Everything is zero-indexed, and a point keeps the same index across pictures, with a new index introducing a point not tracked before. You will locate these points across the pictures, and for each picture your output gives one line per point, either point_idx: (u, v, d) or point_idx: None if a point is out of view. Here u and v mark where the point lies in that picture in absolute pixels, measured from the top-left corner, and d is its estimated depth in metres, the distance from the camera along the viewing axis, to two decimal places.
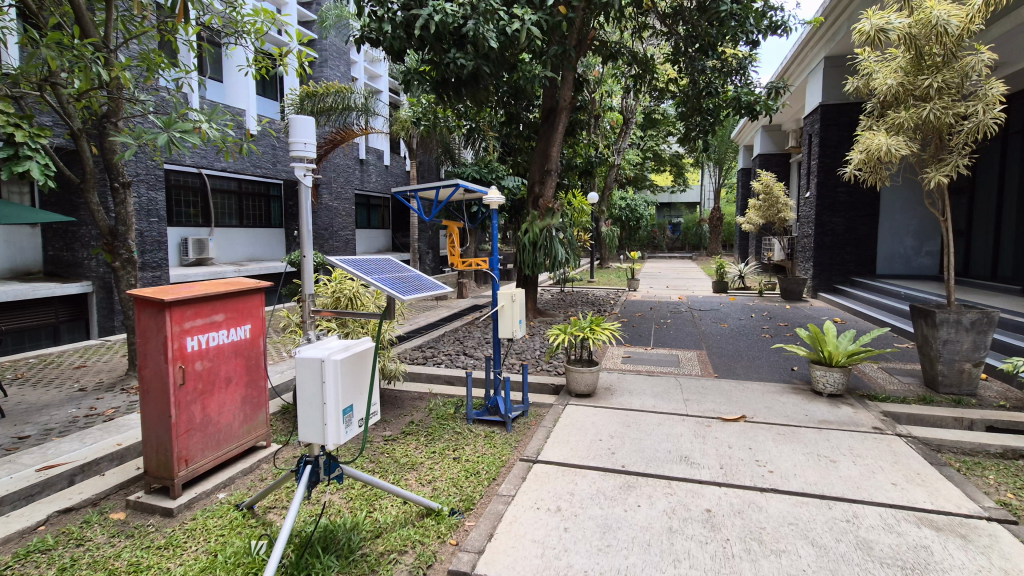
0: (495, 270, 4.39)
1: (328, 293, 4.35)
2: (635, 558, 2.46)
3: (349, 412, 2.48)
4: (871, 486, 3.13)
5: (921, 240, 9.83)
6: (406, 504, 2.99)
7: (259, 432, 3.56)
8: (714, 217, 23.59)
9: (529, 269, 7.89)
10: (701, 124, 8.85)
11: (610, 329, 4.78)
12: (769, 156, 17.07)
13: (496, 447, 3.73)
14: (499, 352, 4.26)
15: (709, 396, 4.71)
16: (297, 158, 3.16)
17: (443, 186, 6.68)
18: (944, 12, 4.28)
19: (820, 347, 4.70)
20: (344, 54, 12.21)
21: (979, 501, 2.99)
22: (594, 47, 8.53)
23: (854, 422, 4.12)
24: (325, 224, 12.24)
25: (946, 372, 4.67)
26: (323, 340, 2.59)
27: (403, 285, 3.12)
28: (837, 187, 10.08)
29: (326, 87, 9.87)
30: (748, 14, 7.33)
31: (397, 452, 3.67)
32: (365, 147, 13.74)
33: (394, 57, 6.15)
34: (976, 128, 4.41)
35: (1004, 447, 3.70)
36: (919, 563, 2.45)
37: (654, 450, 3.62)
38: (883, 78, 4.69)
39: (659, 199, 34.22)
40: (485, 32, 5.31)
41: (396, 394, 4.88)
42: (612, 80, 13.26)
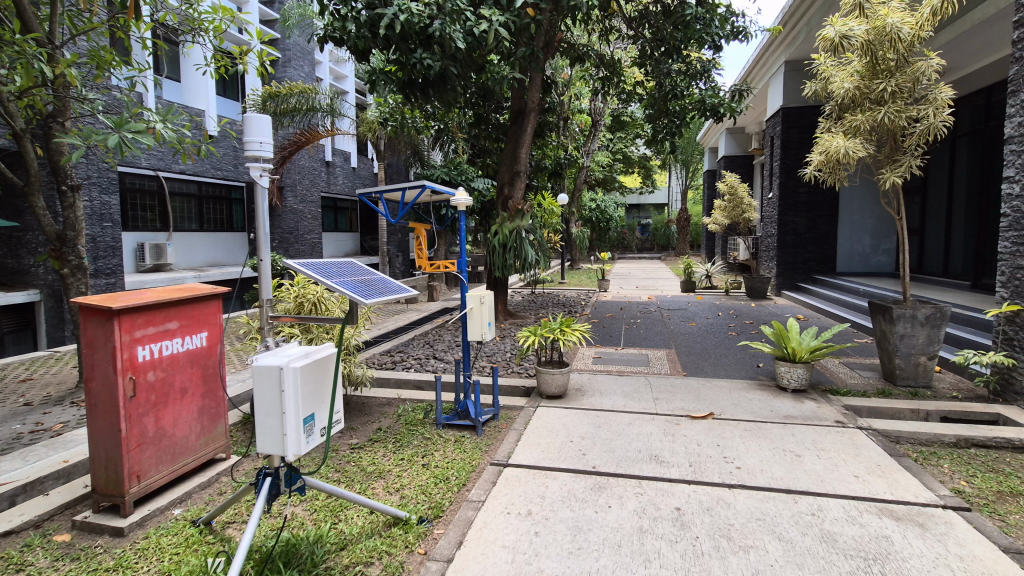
0: (463, 273, 4.30)
1: (291, 298, 4.21)
2: (606, 560, 2.45)
3: (310, 421, 2.39)
4: (835, 479, 3.19)
5: (878, 238, 10.19)
6: (373, 514, 2.91)
7: (218, 444, 3.42)
8: (682, 217, 24.12)
9: (499, 271, 7.86)
10: (668, 126, 8.96)
11: (580, 330, 4.78)
12: (734, 158, 17.52)
13: (466, 452, 3.67)
14: (469, 354, 4.17)
15: (678, 394, 4.76)
16: (252, 158, 3.01)
17: (410, 187, 6.58)
18: (897, 19, 4.44)
19: (784, 343, 4.79)
20: (308, 55, 11.99)
21: (936, 489, 3.09)
22: (562, 48, 8.52)
23: (818, 417, 4.21)
24: (290, 227, 12.01)
25: (903, 366, 4.83)
26: (282, 347, 2.50)
27: (365, 289, 2.99)
28: (798, 188, 10.38)
29: (289, 87, 9.63)
30: (712, 17, 7.50)
31: (364, 460, 3.58)
32: (331, 148, 13.52)
33: (359, 57, 6.04)
34: (927, 131, 4.59)
35: (957, 437, 3.83)
36: (881, 553, 2.50)
37: (625, 450, 3.62)
38: (840, 81, 4.82)
39: (628, 200, 34.63)
40: (451, 33, 5.26)
41: (364, 401, 4.77)
42: (580, 83, 13.38)
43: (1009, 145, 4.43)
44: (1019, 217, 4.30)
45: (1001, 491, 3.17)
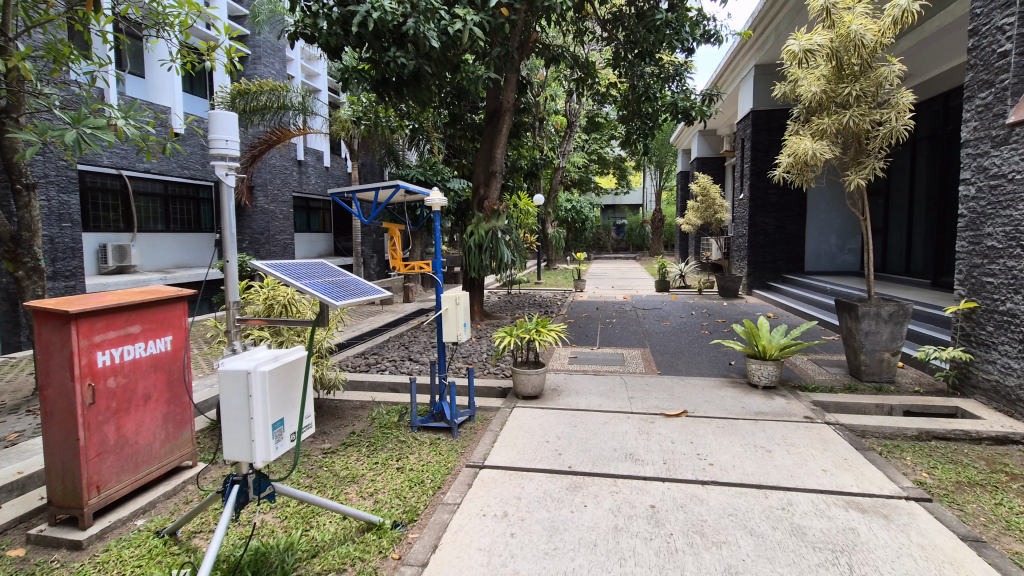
0: (437, 274, 4.25)
1: (260, 300, 4.11)
2: (581, 559, 2.45)
3: (279, 426, 2.34)
4: (804, 474, 3.26)
5: (844, 238, 10.50)
6: (346, 520, 2.85)
7: (184, 451, 3.31)
8: (656, 218, 24.49)
9: (475, 272, 7.83)
10: (641, 128, 9.07)
11: (556, 330, 4.79)
12: (706, 160, 17.84)
13: (442, 454, 3.64)
14: (444, 356, 4.13)
15: (652, 393, 4.81)
16: (218, 157, 2.92)
17: (384, 187, 6.49)
18: (860, 26, 4.57)
19: (755, 341, 4.89)
20: (278, 52, 11.76)
21: (899, 481, 3.19)
22: (537, 49, 8.53)
23: (788, 413, 4.30)
24: (261, 227, 11.76)
25: (868, 362, 4.97)
26: (249, 351, 2.43)
27: (337, 290, 2.92)
28: (768, 189, 10.61)
29: (259, 85, 9.41)
30: (683, 22, 7.64)
31: (336, 465, 3.51)
32: (303, 147, 13.30)
33: (331, 54, 5.93)
34: (890, 134, 4.75)
35: (919, 430, 3.96)
36: (848, 545, 2.56)
37: (600, 449, 3.64)
38: (808, 85, 4.94)
39: (603, 200, 34.93)
40: (425, 31, 5.21)
41: (337, 404, 4.69)
42: (555, 84, 13.46)
43: (966, 148, 4.60)
44: (975, 218, 4.47)
45: (960, 481, 3.29)
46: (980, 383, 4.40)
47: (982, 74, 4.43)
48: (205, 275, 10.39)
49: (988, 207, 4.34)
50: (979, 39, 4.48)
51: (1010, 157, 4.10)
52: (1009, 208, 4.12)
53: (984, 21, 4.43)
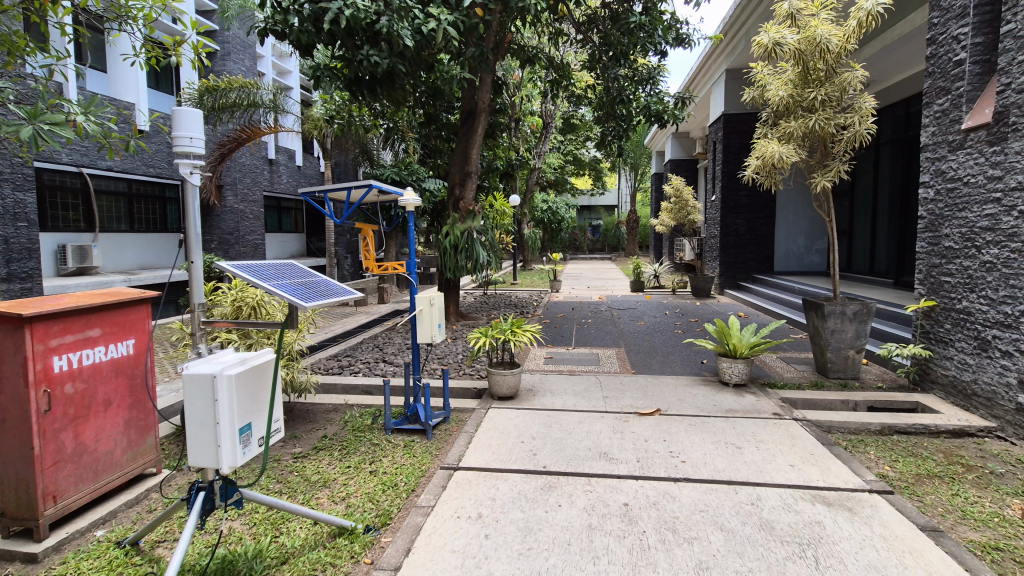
0: (411, 275, 4.21)
1: (228, 302, 4.01)
2: (555, 559, 2.45)
3: (246, 431, 2.28)
4: (773, 469, 3.34)
5: (811, 239, 10.81)
6: (316, 525, 2.80)
7: (148, 458, 3.21)
8: (632, 219, 24.79)
9: (450, 273, 7.79)
10: (616, 129, 9.16)
11: (531, 331, 4.80)
12: (679, 162, 18.12)
13: (416, 457, 3.61)
14: (419, 358, 4.09)
15: (626, 392, 4.85)
16: (181, 154, 2.83)
17: (356, 186, 6.39)
18: (826, 31, 4.70)
19: (726, 340, 4.99)
20: (248, 48, 11.52)
21: (863, 475, 3.29)
22: (513, 50, 8.54)
23: (757, 410, 4.40)
24: (230, 227, 11.49)
25: (834, 359, 5.11)
26: (215, 355, 2.36)
27: (307, 292, 2.84)
28: (738, 191, 10.84)
29: (229, 82, 9.19)
30: (656, 25, 7.74)
31: (307, 469, 3.45)
32: (274, 146, 13.06)
33: (303, 51, 5.82)
34: (853, 138, 4.91)
35: (882, 425, 4.09)
36: (814, 538, 2.63)
37: (575, 448, 3.66)
38: (775, 89, 5.07)
39: (579, 202, 35.19)
40: (400, 30, 5.15)
41: (308, 408, 4.61)
42: (531, 86, 13.51)
43: (925, 152, 4.77)
44: (934, 219, 4.64)
45: (920, 474, 3.42)
46: (939, 379, 4.58)
47: (940, 81, 4.61)
48: (169, 276, 10.11)
49: (945, 209, 4.51)
50: (936, 48, 4.66)
51: (966, 161, 4.27)
52: (965, 210, 4.29)
53: (940, 30, 4.61)
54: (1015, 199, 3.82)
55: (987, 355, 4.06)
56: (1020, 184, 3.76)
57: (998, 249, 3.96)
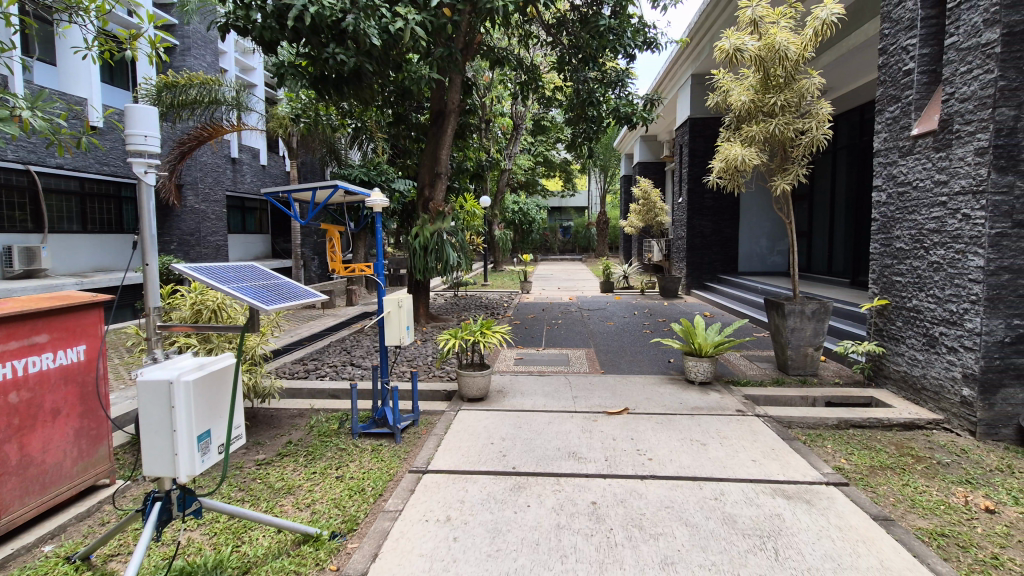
0: (379, 276, 4.16)
1: (187, 306, 3.90)
2: (524, 559, 2.46)
3: (205, 438, 2.21)
4: (736, 464, 3.43)
5: (773, 241, 11.16)
6: (280, 533, 2.74)
7: (101, 468, 3.08)
8: (601, 220, 25.10)
9: (420, 274, 7.73)
10: (586, 131, 9.24)
11: (500, 333, 4.80)
12: (647, 164, 18.43)
13: (384, 461, 3.57)
14: (387, 360, 4.05)
15: (596, 392, 4.91)
16: (135, 153, 2.71)
17: (322, 187, 6.28)
18: (785, 39, 4.86)
19: (692, 339, 5.10)
20: (209, 44, 11.18)
21: (821, 468, 3.41)
22: (482, 51, 8.55)
23: (722, 407, 4.51)
24: (191, 228, 11.14)
25: (794, 356, 5.29)
26: (173, 360, 2.29)
27: (268, 294, 2.76)
28: (704, 193, 11.09)
29: (188, 78, 8.90)
30: (625, 29, 7.85)
31: (271, 476, 3.37)
32: (236, 144, 12.73)
33: (266, 48, 5.68)
34: (811, 142, 5.09)
35: (839, 420, 4.25)
36: (774, 530, 2.71)
37: (544, 448, 3.68)
38: (738, 94, 5.20)
39: (550, 203, 35.35)
40: (366, 28, 5.08)
41: (273, 413, 4.51)
42: (501, 87, 13.54)
43: (878, 157, 4.98)
44: (885, 221, 4.85)
45: (874, 466, 3.56)
46: (892, 374, 4.79)
47: (891, 89, 4.81)
48: (122, 278, 9.71)
49: (897, 211, 4.71)
50: (887, 58, 4.88)
51: (915, 166, 4.47)
52: (914, 212, 4.49)
53: (891, 41, 4.83)
54: (959, 203, 4.01)
55: (935, 351, 4.26)
56: (964, 189, 3.95)
57: (944, 250, 4.16)
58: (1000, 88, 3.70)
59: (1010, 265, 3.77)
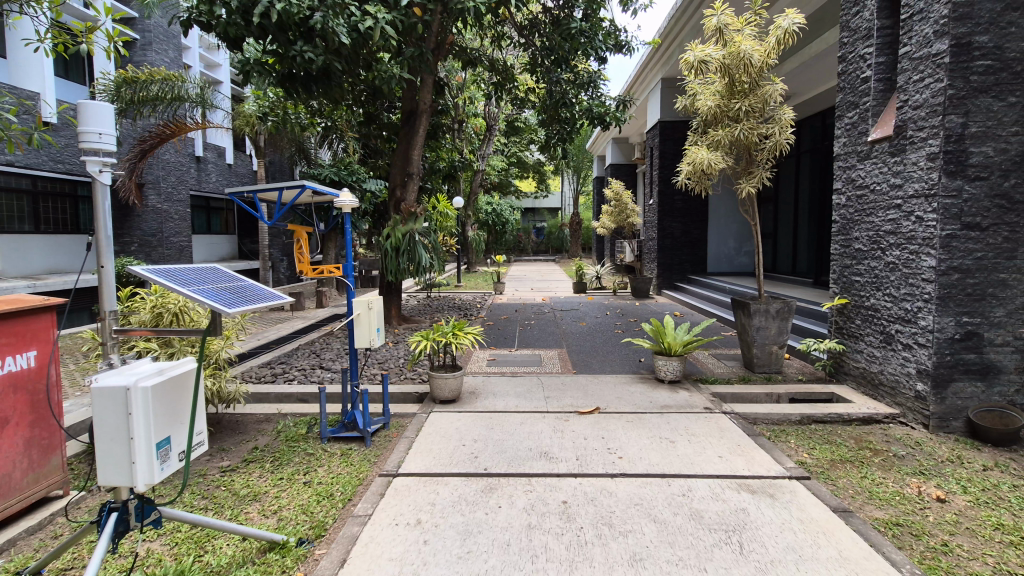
0: (349, 278, 4.10)
1: (147, 309, 3.80)
2: (495, 560, 2.47)
3: (165, 445, 2.14)
4: (703, 461, 3.51)
5: (741, 242, 11.45)
6: (245, 541, 2.68)
7: (54, 479, 2.96)
8: (575, 221, 25.32)
9: (392, 275, 7.66)
10: (560, 132, 9.29)
11: (472, 334, 4.80)
12: (620, 166, 18.68)
13: (353, 465, 3.52)
14: (357, 363, 3.99)
15: (568, 392, 4.95)
16: (87, 151, 2.60)
17: (289, 186, 6.15)
18: (749, 46, 4.98)
19: (661, 338, 5.19)
20: (172, 38, 10.85)
21: (784, 462, 3.51)
22: (455, 51, 8.53)
23: (690, 404, 4.61)
24: (153, 228, 10.79)
25: (759, 354, 5.43)
26: (130, 365, 2.21)
27: (230, 297, 2.69)
28: (674, 195, 11.29)
29: (150, 73, 8.62)
30: (596, 31, 7.91)
31: (236, 483, 3.29)
32: (201, 142, 12.41)
33: (231, 44, 5.55)
34: (775, 147, 5.25)
35: (801, 415, 4.39)
36: (739, 524, 2.78)
37: (516, 449, 3.69)
38: (704, 100, 5.30)
39: (524, 203, 35.46)
40: (335, 26, 5.01)
41: (238, 418, 4.40)
42: (474, 87, 13.53)
43: (838, 161, 5.16)
44: (845, 223, 5.03)
45: (834, 459, 3.68)
46: (851, 370, 4.96)
47: (849, 96, 4.99)
48: (75, 281, 9.32)
49: (856, 213, 4.89)
50: (846, 65, 5.05)
51: (872, 170, 4.65)
52: (872, 215, 4.67)
53: (850, 49, 5.00)
54: (913, 206, 4.19)
55: (892, 347, 4.44)
56: (917, 193, 4.13)
57: (899, 251, 4.34)
58: (949, 96, 3.87)
59: (959, 265, 3.95)
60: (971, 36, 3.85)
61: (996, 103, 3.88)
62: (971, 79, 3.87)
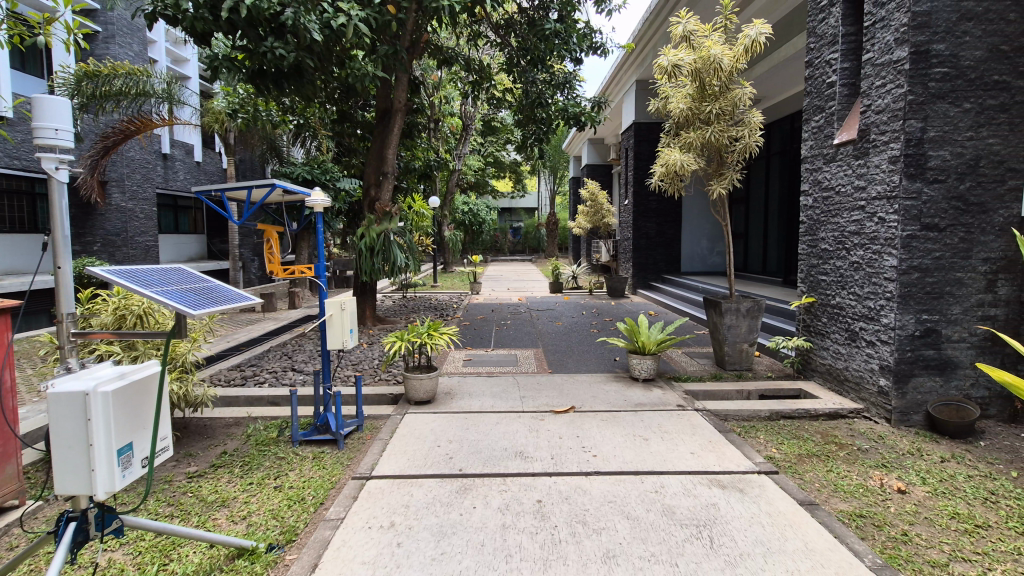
0: (321, 278, 4.04)
1: (109, 312, 3.70)
2: (469, 561, 2.46)
3: (127, 452, 2.08)
4: (676, 458, 3.56)
5: (713, 242, 11.67)
6: (212, 548, 2.62)
7: (9, 488, 2.85)
8: (552, 221, 25.44)
9: (367, 276, 7.57)
10: (536, 133, 9.31)
11: (448, 334, 4.77)
12: (595, 166, 18.84)
13: (326, 468, 3.47)
14: (329, 365, 3.93)
15: (543, 391, 4.97)
16: (43, 148, 2.48)
17: (257, 185, 5.95)
18: (718, 51, 5.08)
19: (635, 338, 5.25)
20: (136, 32, 10.53)
21: (753, 458, 3.59)
22: (430, 50, 8.47)
23: (664, 402, 4.68)
24: (117, 228, 10.48)
25: (731, 352, 5.54)
26: (89, 369, 2.13)
27: (196, 298, 2.61)
28: (648, 196, 11.43)
29: (113, 67, 8.35)
30: (571, 33, 7.95)
31: (203, 489, 3.21)
32: (168, 139, 12.08)
33: (198, 39, 5.41)
34: (744, 149, 5.37)
35: (770, 411, 4.49)
36: (709, 519, 2.84)
37: (491, 449, 3.69)
38: (676, 102, 5.39)
39: (500, 203, 35.42)
40: (306, 23, 4.92)
41: (206, 423, 4.30)
42: (450, 86, 13.46)
43: (805, 164, 5.29)
44: (812, 224, 5.17)
45: (801, 454, 3.78)
46: (818, 367, 5.10)
47: (816, 100, 5.13)
48: (30, 283, 8.94)
49: (822, 214, 5.03)
50: (813, 70, 5.19)
51: (837, 172, 4.79)
52: (837, 216, 4.81)
53: (816, 54, 5.14)
54: (876, 207, 4.33)
55: (856, 344, 4.58)
56: (879, 195, 4.27)
57: (863, 251, 4.47)
58: (909, 102, 4.02)
59: (919, 264, 4.10)
60: (928, 45, 4.00)
61: (952, 109, 4.04)
62: (929, 86, 4.02)
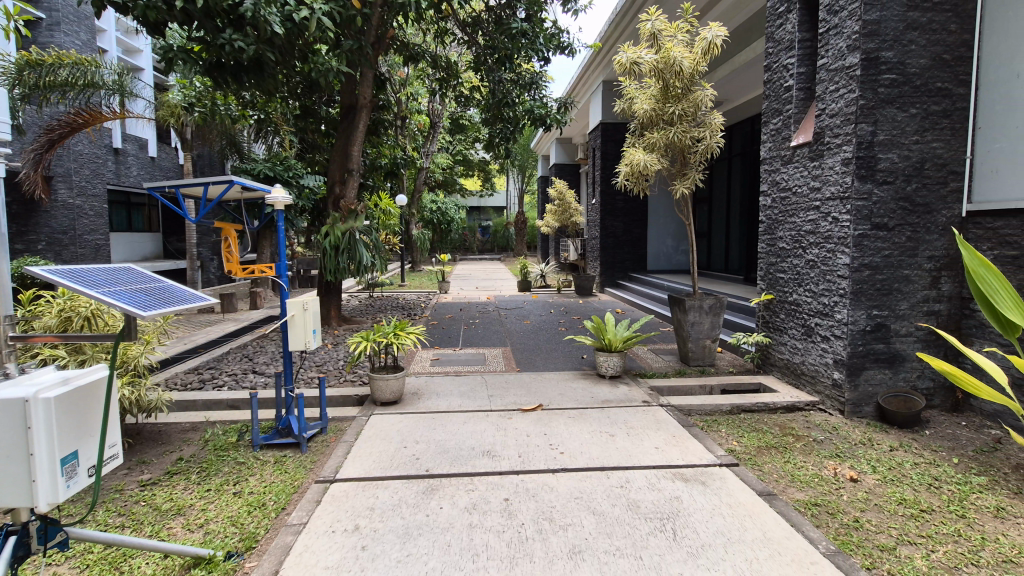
0: (283, 277, 3.94)
1: (52, 314, 3.53)
2: (435, 562, 2.44)
3: (72, 461, 1.98)
4: (641, 453, 3.62)
5: (678, 241, 11.92)
6: (166, 558, 2.53)
7: None
8: (520, 219, 25.48)
9: (332, 275, 7.41)
10: (503, 131, 9.14)
11: (414, 334, 4.72)
12: (563, 166, 18.95)
13: (288, 472, 3.39)
14: (291, 366, 3.83)
15: (511, 390, 4.97)
16: None
17: (215, 181, 5.78)
18: (679, 53, 5.18)
19: (602, 335, 5.31)
20: (84, 20, 10.02)
21: (715, 451, 3.69)
22: (395, 46, 8.35)
23: (629, 399, 4.75)
24: (64, 226, 10.00)
25: (694, 348, 5.67)
26: (30, 375, 2.02)
27: (147, 299, 2.50)
28: (615, 196, 11.58)
29: (58, 56, 7.93)
30: (537, 33, 7.97)
31: (158, 497, 3.09)
32: (119, 133, 11.56)
33: (151, 29, 5.19)
34: (706, 149, 5.49)
35: (732, 405, 4.61)
36: (672, 512, 2.89)
37: (458, 449, 3.68)
38: (641, 103, 5.47)
39: (469, 202, 35.27)
40: (267, 15, 4.77)
41: (161, 428, 4.14)
42: (417, 84, 13.29)
43: (764, 165, 5.45)
44: (771, 223, 5.33)
45: (760, 446, 3.90)
46: (777, 361, 5.28)
47: (774, 103, 5.29)
48: None
49: (780, 214, 5.19)
50: (771, 74, 5.35)
51: (794, 173, 4.95)
52: (794, 215, 4.97)
53: (774, 59, 5.30)
54: (830, 207, 4.49)
55: (812, 339, 4.75)
56: (833, 195, 4.43)
57: (818, 249, 4.64)
58: (860, 106, 4.19)
59: (869, 262, 4.28)
60: (878, 52, 4.17)
61: (899, 114, 4.23)
62: (879, 91, 4.20)
